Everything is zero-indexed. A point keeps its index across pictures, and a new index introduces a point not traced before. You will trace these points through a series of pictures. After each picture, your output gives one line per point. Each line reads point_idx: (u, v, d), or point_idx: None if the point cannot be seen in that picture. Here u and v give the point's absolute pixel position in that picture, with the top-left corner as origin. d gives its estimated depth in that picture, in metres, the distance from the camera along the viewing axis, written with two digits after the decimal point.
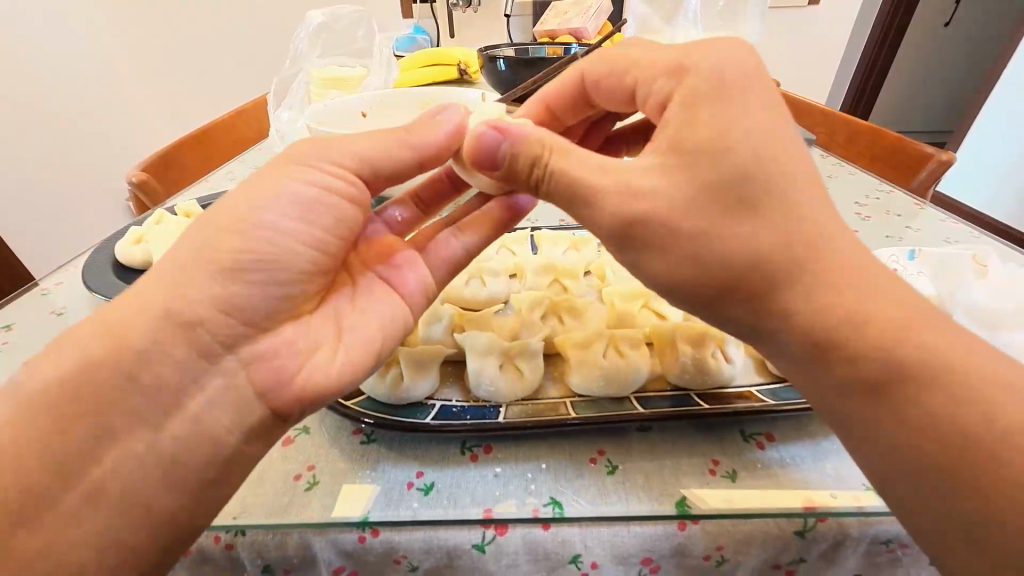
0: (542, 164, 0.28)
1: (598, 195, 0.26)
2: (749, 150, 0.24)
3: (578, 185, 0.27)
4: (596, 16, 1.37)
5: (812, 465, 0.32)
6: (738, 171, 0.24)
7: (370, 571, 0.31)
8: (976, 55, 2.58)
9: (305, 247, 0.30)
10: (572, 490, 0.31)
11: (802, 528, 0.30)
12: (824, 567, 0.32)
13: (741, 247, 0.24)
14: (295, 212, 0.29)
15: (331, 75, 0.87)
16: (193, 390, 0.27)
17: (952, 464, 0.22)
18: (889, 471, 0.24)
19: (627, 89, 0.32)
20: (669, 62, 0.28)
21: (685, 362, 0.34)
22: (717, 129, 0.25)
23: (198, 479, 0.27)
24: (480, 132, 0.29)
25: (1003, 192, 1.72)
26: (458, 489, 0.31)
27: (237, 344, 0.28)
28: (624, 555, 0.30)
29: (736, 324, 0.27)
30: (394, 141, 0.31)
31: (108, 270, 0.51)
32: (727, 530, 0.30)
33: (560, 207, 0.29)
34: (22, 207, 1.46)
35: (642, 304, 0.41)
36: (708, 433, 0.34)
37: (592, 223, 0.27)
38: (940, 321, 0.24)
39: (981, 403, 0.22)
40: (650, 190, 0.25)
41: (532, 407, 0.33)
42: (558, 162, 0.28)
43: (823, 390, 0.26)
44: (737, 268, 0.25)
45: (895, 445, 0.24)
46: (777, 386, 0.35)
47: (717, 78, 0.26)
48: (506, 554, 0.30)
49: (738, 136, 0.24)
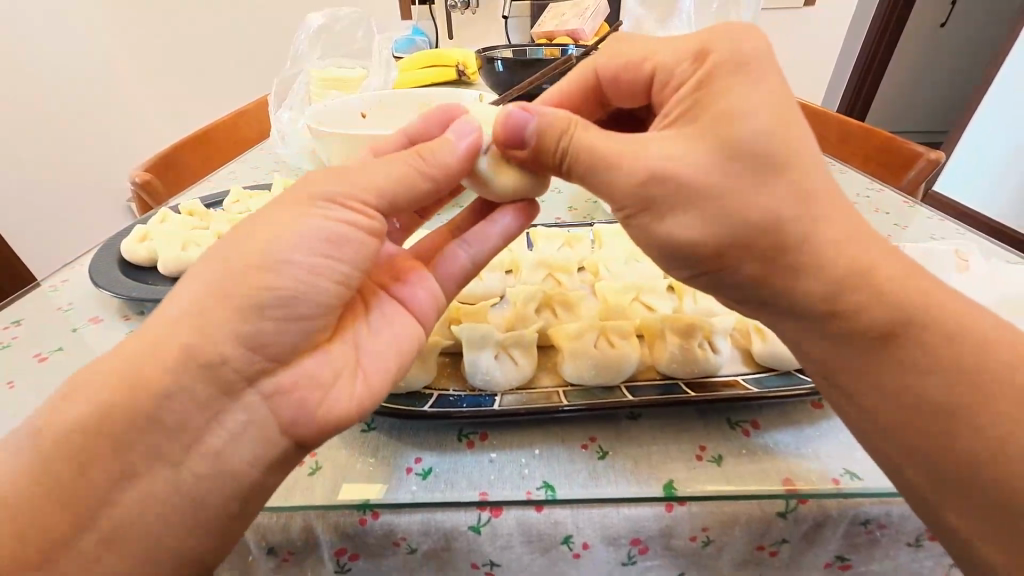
0: (568, 138, 0.29)
1: (623, 164, 0.28)
2: (766, 122, 0.25)
3: (601, 156, 0.28)
4: (594, 18, 1.38)
5: (795, 449, 0.33)
6: (759, 141, 0.25)
7: (371, 553, 0.33)
8: (972, 55, 2.59)
9: (325, 282, 0.29)
10: (564, 474, 0.32)
11: (783, 509, 0.31)
12: (806, 547, 0.33)
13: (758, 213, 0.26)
14: (317, 248, 0.28)
15: (331, 76, 0.88)
16: (210, 421, 0.27)
17: (959, 437, 0.24)
18: (897, 442, 0.26)
19: (644, 77, 0.33)
20: (691, 48, 0.29)
21: (673, 352, 0.36)
22: (735, 103, 0.26)
23: (206, 485, 0.27)
24: (509, 115, 0.32)
25: (999, 191, 1.74)
26: (455, 473, 0.32)
27: (257, 378, 0.28)
28: (613, 535, 0.31)
29: (749, 293, 0.29)
30: (412, 167, 0.30)
31: (114, 268, 0.53)
32: (712, 511, 0.31)
33: (583, 179, 0.30)
34: (22, 207, 1.42)
35: (633, 297, 0.42)
36: (696, 420, 0.35)
37: (613, 193, 0.29)
38: (948, 303, 0.25)
39: (987, 382, 0.24)
40: (675, 158, 0.26)
41: (526, 396, 0.35)
42: (583, 137, 0.29)
43: (839, 367, 0.27)
44: (754, 235, 0.26)
45: (902, 416, 0.25)
46: (762, 376, 0.36)
47: (734, 58, 0.27)
48: (501, 535, 0.31)
49: (755, 110, 0.26)
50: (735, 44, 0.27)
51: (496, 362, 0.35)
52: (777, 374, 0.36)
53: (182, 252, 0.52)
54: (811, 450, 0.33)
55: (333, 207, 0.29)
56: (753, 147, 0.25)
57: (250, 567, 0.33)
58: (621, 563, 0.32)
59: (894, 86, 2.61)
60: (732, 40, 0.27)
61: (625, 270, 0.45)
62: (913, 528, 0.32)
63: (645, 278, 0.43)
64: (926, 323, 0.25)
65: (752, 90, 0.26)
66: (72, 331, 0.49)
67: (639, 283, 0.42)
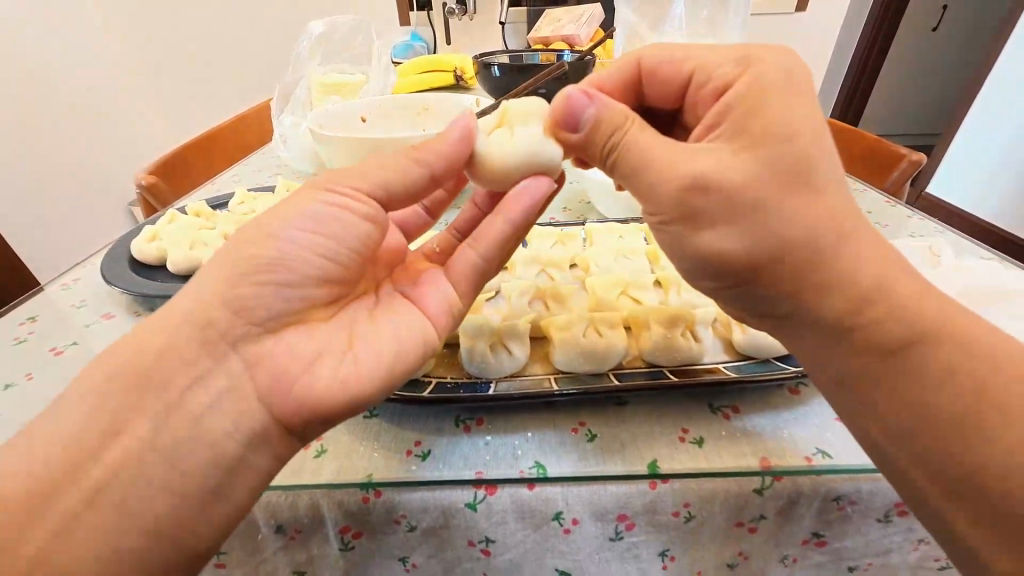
0: (624, 131, 0.31)
1: (671, 169, 0.29)
2: (806, 138, 0.27)
3: (654, 156, 0.29)
4: (589, 23, 1.41)
5: (772, 431, 0.36)
6: (800, 155, 0.27)
7: (374, 531, 0.35)
8: (963, 59, 2.63)
9: (316, 256, 0.32)
10: (555, 454, 0.34)
11: (760, 486, 0.33)
12: (782, 524, 0.36)
13: (790, 223, 0.27)
14: (310, 227, 0.32)
15: (331, 81, 0.90)
16: (214, 388, 0.29)
17: (967, 449, 0.25)
18: (913, 452, 0.27)
19: (682, 77, 0.35)
20: (735, 56, 0.31)
21: (657, 341, 0.38)
22: (782, 117, 0.27)
23: (215, 454, 0.29)
24: (572, 96, 0.33)
25: (990, 191, 1.77)
26: (452, 455, 0.35)
27: (243, 342, 0.31)
28: (600, 511, 0.33)
29: (772, 297, 0.29)
30: (401, 158, 0.34)
31: (125, 266, 0.55)
32: (693, 488, 0.33)
33: (628, 178, 0.31)
34: (28, 210, 1.45)
35: (622, 291, 0.44)
36: (679, 405, 0.37)
37: (655, 196, 0.30)
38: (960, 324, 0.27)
39: (993, 400, 0.25)
40: (719, 167, 0.27)
41: (518, 382, 0.37)
42: (639, 132, 0.31)
43: (849, 378, 0.28)
44: (787, 242, 0.27)
45: (913, 429, 0.26)
46: (742, 363, 0.38)
47: (781, 74, 0.28)
48: (496, 512, 0.33)
49: (800, 125, 0.27)
50: (776, 63, 0.29)
51: (492, 352, 0.38)
52: (755, 362, 0.39)
53: (191, 251, 0.54)
54: (787, 432, 0.35)
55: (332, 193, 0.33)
56: (715, 146, 0.28)
57: (259, 546, 0.35)
58: (609, 538, 0.35)
59: (886, 89, 2.65)
60: (774, 58, 0.29)
61: (614, 266, 0.47)
62: (881, 503, 0.34)
63: (632, 274, 0.46)
64: (934, 336, 0.26)
65: (778, 104, 0.27)
66: (85, 327, 0.51)
67: (626, 279, 0.45)
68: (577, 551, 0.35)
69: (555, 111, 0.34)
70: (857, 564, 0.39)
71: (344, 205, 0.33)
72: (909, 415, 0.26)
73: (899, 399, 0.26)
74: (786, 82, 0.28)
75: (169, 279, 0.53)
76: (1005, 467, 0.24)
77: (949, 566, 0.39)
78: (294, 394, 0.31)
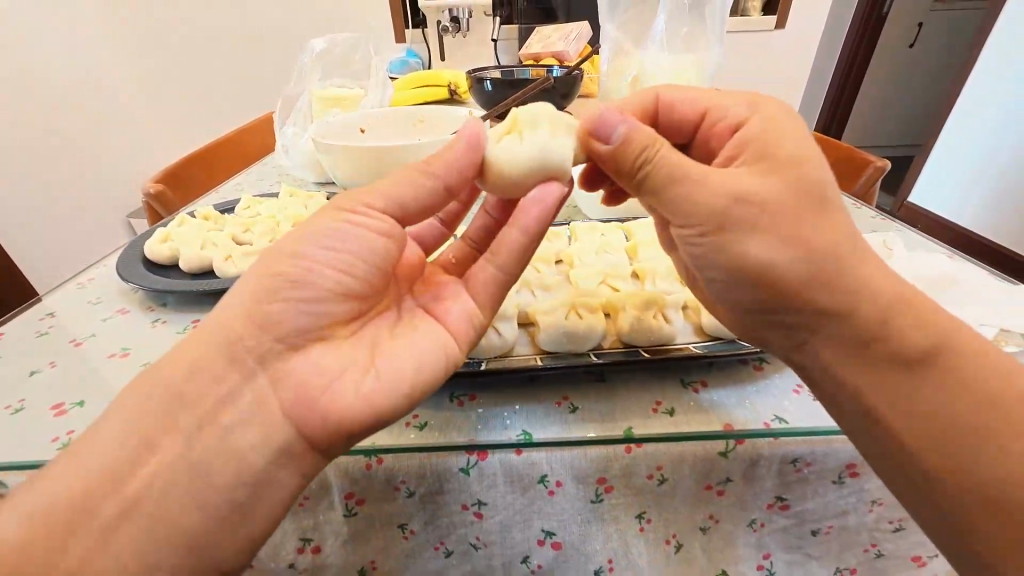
0: (654, 150, 0.34)
1: (705, 184, 0.32)
2: (812, 168, 0.32)
3: (681, 171, 0.33)
4: (577, 41, 1.49)
5: (735, 401, 0.39)
6: (813, 180, 0.32)
7: (375, 497, 0.38)
8: (938, 73, 2.74)
9: (338, 271, 0.35)
10: (540, 423, 0.38)
11: (724, 450, 0.37)
12: (747, 487, 0.39)
13: (810, 241, 0.31)
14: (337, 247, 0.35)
15: (331, 94, 0.96)
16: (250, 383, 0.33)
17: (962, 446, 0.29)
18: (920, 447, 0.31)
19: (698, 115, 0.41)
20: (745, 99, 0.37)
21: (632, 323, 0.42)
22: (794, 150, 0.32)
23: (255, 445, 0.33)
24: (602, 116, 0.37)
25: (967, 199, 1.85)
26: (448, 426, 0.38)
27: (271, 356, 0.34)
28: (582, 474, 0.37)
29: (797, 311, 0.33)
30: (413, 179, 0.37)
31: (139, 264, 0.58)
32: (664, 452, 0.37)
33: (659, 192, 0.34)
34: (31, 223, 1.49)
35: (602, 281, 0.48)
36: (654, 381, 0.41)
37: (692, 212, 0.33)
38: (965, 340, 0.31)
39: (987, 402, 0.29)
40: (751, 185, 0.31)
41: (506, 360, 0.41)
42: (668, 152, 0.34)
43: (862, 380, 0.32)
44: (813, 258, 0.31)
45: (918, 428, 0.31)
46: (710, 342, 0.42)
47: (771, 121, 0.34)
48: (487, 475, 0.37)
49: (809, 157, 0.32)
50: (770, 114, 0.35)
51: (482, 333, 0.41)
52: (721, 342, 0.42)
53: (202, 251, 0.58)
54: (749, 402, 0.39)
55: (355, 215, 0.36)
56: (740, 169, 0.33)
57: None
58: (590, 501, 0.38)
59: (866, 103, 2.75)
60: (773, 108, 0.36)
61: (595, 260, 0.51)
62: (834, 464, 0.38)
63: (612, 267, 0.50)
64: (941, 348, 0.30)
65: (786, 142, 0.33)
66: (103, 320, 0.54)
67: (606, 270, 0.49)
68: (561, 513, 0.39)
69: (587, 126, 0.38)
70: (819, 527, 0.43)
71: (368, 224, 0.36)
72: (914, 420, 0.31)
73: (904, 400, 0.31)
74: (784, 123, 0.34)
75: (181, 277, 0.57)
76: (1006, 471, 0.28)
77: (902, 529, 0.43)
78: (313, 385, 0.34)
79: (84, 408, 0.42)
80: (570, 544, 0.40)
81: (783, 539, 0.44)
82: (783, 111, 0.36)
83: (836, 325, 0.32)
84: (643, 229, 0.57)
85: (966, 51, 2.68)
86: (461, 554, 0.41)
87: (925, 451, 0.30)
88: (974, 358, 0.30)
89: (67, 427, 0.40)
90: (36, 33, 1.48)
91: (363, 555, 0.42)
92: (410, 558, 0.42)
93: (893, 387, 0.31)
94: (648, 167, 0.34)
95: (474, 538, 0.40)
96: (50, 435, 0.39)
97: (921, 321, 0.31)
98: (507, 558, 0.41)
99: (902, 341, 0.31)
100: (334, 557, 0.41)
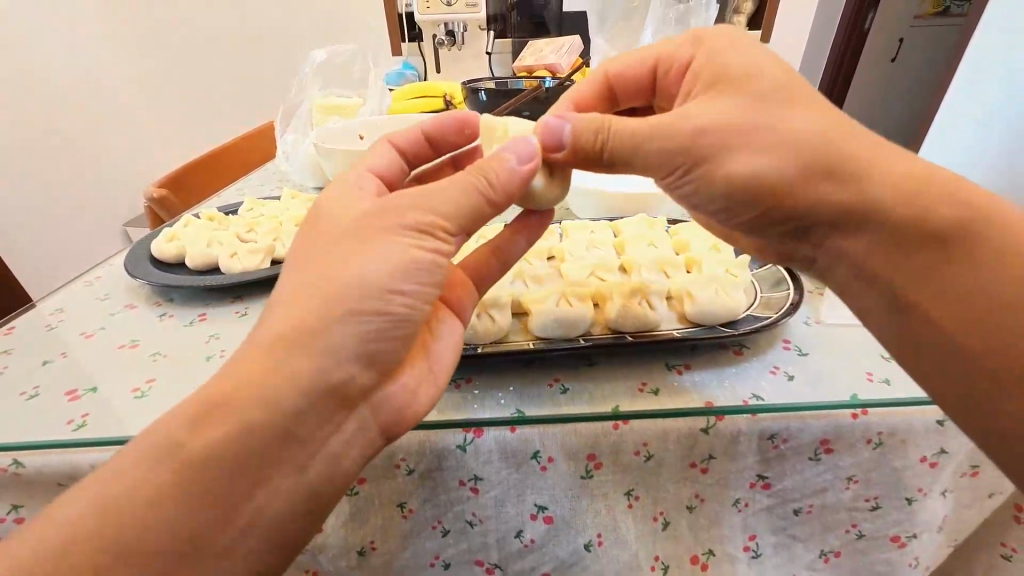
0: (605, 130, 0.37)
1: (684, 121, 0.35)
2: (767, 75, 0.35)
3: (659, 125, 0.35)
4: (568, 53, 1.54)
5: (715, 382, 0.42)
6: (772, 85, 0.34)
7: (375, 475, 0.40)
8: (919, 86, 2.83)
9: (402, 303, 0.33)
10: (533, 403, 0.40)
11: (706, 426, 0.39)
12: (730, 464, 0.41)
13: (794, 138, 0.33)
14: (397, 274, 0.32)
15: (331, 103, 0.99)
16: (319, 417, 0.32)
17: (1001, 307, 0.31)
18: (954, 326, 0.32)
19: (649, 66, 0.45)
20: (688, 39, 0.41)
21: (619, 310, 0.44)
22: (744, 65, 0.36)
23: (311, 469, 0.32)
24: (546, 123, 0.40)
25: None
26: (446, 406, 0.40)
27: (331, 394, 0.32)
28: (572, 451, 0.39)
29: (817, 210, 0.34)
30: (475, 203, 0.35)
31: (146, 262, 0.60)
32: (649, 429, 0.39)
33: (636, 135, 0.36)
34: (30, 228, 1.51)
35: (591, 273, 0.51)
36: (640, 364, 0.44)
37: (672, 134, 0.35)
38: (983, 208, 0.32)
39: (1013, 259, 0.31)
40: (712, 106, 0.34)
41: (501, 345, 0.43)
42: (619, 127, 0.37)
43: (897, 273, 0.34)
44: (811, 154, 0.33)
45: (959, 309, 0.32)
46: (692, 329, 0.45)
47: (725, 45, 0.38)
48: (483, 452, 0.39)
49: (764, 69, 0.35)
50: (716, 46, 0.38)
51: (477, 319, 0.44)
52: (702, 329, 0.45)
53: (208, 249, 0.60)
54: (729, 383, 0.42)
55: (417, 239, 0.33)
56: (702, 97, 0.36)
57: None
58: (581, 477, 0.40)
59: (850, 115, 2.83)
60: (716, 37, 0.39)
61: (585, 255, 0.54)
62: (808, 439, 0.40)
63: (601, 260, 0.53)
64: (967, 220, 0.32)
65: (739, 61, 0.36)
66: (112, 314, 0.56)
67: (595, 264, 0.52)
68: (553, 488, 0.41)
69: (539, 140, 0.40)
70: (800, 506, 0.44)
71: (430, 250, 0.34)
72: (945, 302, 0.32)
73: (941, 275, 0.33)
74: (730, 43, 0.38)
75: (187, 273, 0.59)
76: None
77: (879, 506, 0.44)
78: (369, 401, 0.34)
79: (96, 393, 0.44)
80: (562, 519, 0.42)
81: (767, 520, 0.45)
82: (728, 34, 0.39)
83: (876, 221, 0.33)
84: (631, 227, 0.60)
85: (945, 65, 2.78)
86: (458, 533, 0.43)
87: (961, 337, 0.32)
88: (990, 234, 0.32)
89: (82, 411, 0.42)
90: (36, 33, 1.52)
91: (363, 535, 0.43)
92: (408, 538, 0.43)
93: (932, 275, 0.33)
94: (606, 143, 0.37)
95: (470, 515, 0.42)
96: (65, 419, 0.41)
97: (947, 193, 0.33)
98: (502, 534, 0.43)
99: (926, 216, 0.32)
100: (335, 538, 0.43)
